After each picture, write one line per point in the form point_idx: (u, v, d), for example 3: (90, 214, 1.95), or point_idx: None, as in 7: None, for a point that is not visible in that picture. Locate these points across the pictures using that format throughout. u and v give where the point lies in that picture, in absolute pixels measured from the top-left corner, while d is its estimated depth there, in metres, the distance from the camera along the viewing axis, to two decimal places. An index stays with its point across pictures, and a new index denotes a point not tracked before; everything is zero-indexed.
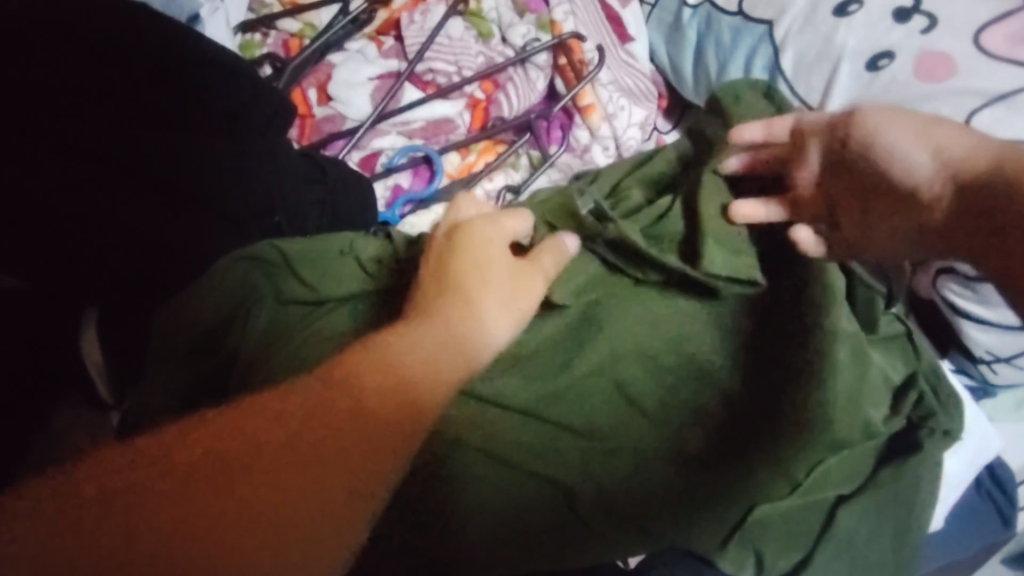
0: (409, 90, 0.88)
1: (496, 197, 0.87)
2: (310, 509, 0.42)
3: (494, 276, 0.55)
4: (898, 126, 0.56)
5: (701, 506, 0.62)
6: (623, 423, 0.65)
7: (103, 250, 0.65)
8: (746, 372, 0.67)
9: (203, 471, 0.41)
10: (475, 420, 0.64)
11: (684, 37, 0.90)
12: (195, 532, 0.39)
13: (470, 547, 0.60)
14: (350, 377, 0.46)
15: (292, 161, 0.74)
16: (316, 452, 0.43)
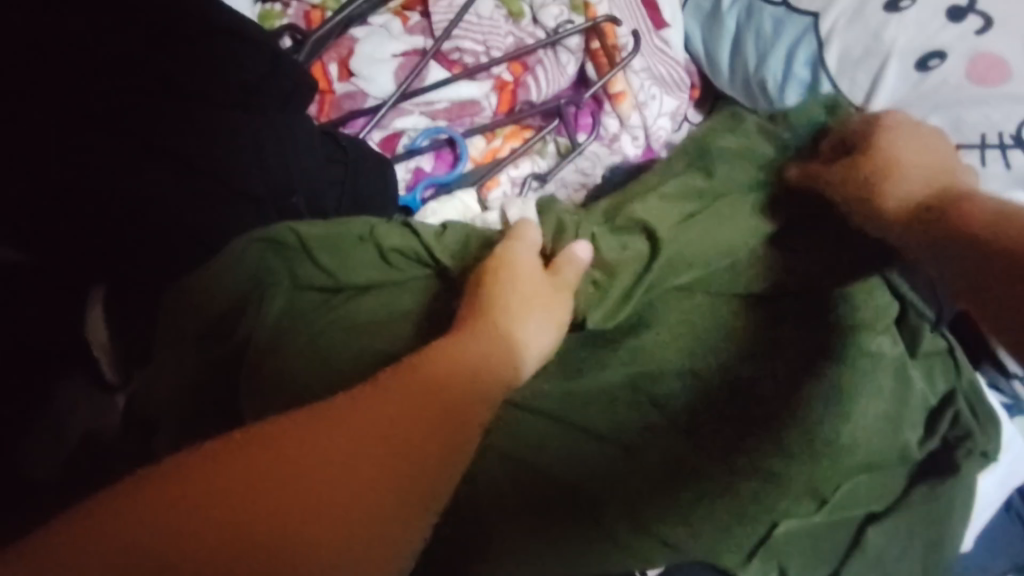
0: (434, 69, 0.83)
1: (521, 184, 0.84)
2: (355, 500, 0.36)
3: (528, 281, 0.55)
4: (918, 167, 0.59)
5: (727, 520, 0.59)
6: (654, 433, 0.62)
7: (115, 222, 0.65)
8: (775, 378, 0.64)
9: (242, 457, 0.36)
10: (505, 419, 0.63)
11: (723, 26, 0.86)
12: (230, 517, 0.34)
13: (501, 556, 0.58)
14: (403, 373, 0.43)
15: (313, 142, 0.71)
16: (364, 439, 0.38)
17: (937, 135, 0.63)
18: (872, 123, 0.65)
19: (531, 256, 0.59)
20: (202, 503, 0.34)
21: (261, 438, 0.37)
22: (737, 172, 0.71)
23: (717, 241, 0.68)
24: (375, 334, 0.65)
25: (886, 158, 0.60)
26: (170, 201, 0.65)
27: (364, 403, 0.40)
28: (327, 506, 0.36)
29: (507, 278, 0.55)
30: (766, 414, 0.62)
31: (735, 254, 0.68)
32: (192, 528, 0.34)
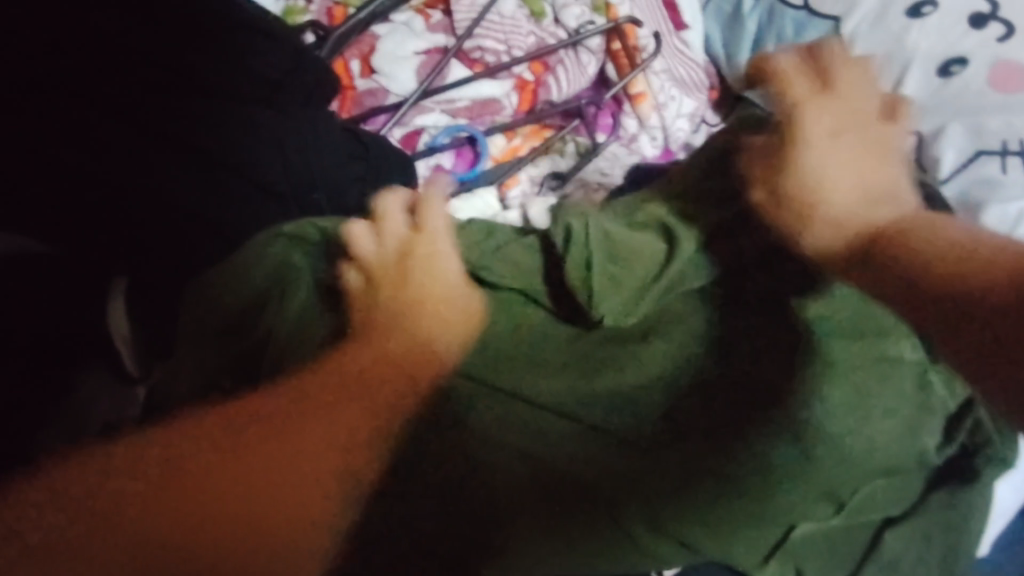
0: (455, 68, 0.83)
1: (541, 183, 0.83)
2: (276, 517, 0.48)
3: (434, 291, 0.61)
4: (865, 174, 0.50)
5: (748, 526, 0.60)
6: (677, 439, 0.62)
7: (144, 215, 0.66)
8: (798, 382, 0.62)
9: (183, 477, 0.47)
10: (520, 418, 0.63)
11: (743, 29, 0.86)
12: (179, 519, 0.46)
13: (511, 553, 0.59)
14: (326, 394, 0.54)
15: (337, 139, 0.71)
16: (293, 459, 0.50)
17: (863, 129, 0.51)
18: (819, 80, 0.53)
19: (444, 255, 0.63)
20: (170, 465, 0.48)
21: (216, 418, 0.51)
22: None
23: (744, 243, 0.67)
24: None
25: (791, 157, 0.51)
26: (189, 191, 0.66)
27: (285, 423, 0.51)
28: (252, 521, 0.47)
29: (421, 296, 0.61)
30: (795, 427, 0.60)
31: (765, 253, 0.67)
32: (154, 484, 0.47)
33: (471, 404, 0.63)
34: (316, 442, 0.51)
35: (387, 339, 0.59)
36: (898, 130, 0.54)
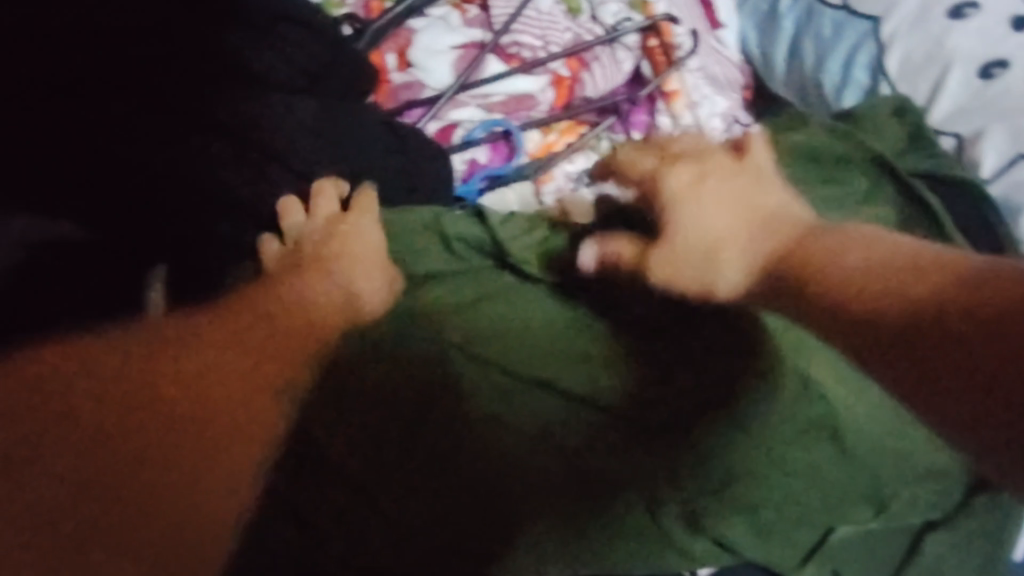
0: (491, 63, 0.83)
1: (577, 180, 0.82)
2: (199, 469, 0.46)
3: (352, 251, 0.64)
4: (733, 223, 0.54)
5: (784, 526, 0.61)
6: (722, 444, 0.62)
7: (193, 205, 0.67)
8: (814, 398, 0.63)
9: (90, 403, 0.46)
10: (546, 407, 0.65)
11: (780, 28, 0.86)
12: (87, 465, 0.43)
13: (532, 545, 0.60)
14: (182, 355, 0.50)
15: (380, 133, 0.71)
16: (140, 406, 0.47)
17: (724, 182, 0.56)
18: (666, 167, 0.58)
19: (365, 228, 0.66)
20: (87, 379, 0.47)
21: (161, 330, 0.52)
22: (806, 172, 0.70)
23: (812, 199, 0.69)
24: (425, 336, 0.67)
25: (672, 223, 0.55)
26: (229, 180, 0.67)
27: (217, 363, 0.51)
28: (143, 471, 0.44)
29: (340, 256, 0.64)
30: (833, 428, 0.63)
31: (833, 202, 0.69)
32: (101, 420, 0.45)
33: (507, 399, 0.65)
34: (209, 364, 0.51)
35: (303, 300, 0.60)
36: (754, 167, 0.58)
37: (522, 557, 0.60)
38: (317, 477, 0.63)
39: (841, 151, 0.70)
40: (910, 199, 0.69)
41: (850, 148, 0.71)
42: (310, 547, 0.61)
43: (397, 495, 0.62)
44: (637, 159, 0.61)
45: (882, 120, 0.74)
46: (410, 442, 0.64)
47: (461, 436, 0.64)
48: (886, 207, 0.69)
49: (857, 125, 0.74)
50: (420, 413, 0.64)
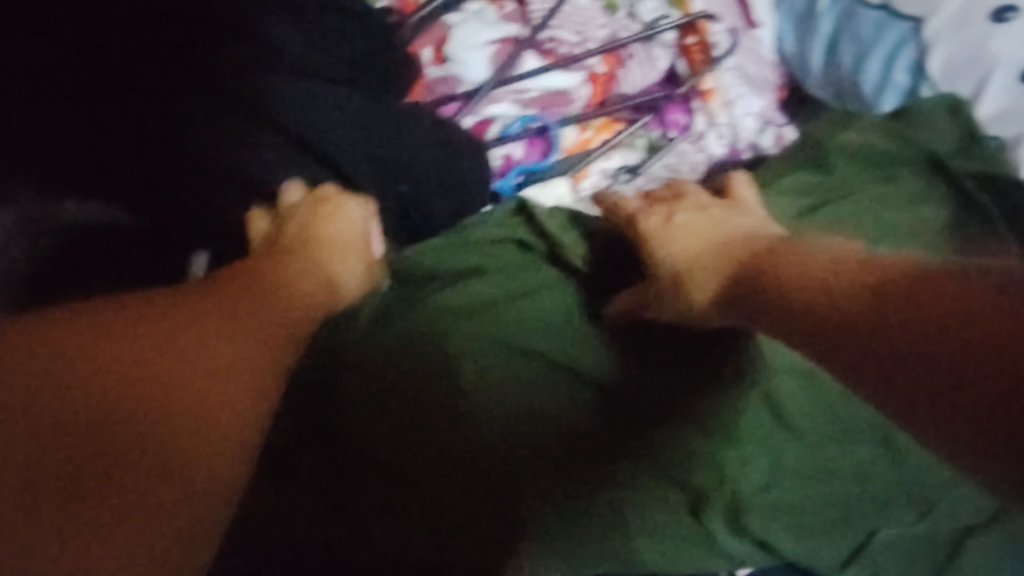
0: (528, 59, 0.83)
1: (613, 176, 0.83)
2: (208, 438, 0.43)
3: (326, 238, 0.62)
4: (701, 247, 0.59)
5: (825, 527, 0.61)
6: (769, 439, 0.63)
7: (238, 193, 0.67)
8: (858, 408, 0.64)
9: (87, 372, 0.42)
10: (578, 400, 0.64)
11: (818, 27, 0.85)
12: (92, 441, 0.39)
13: (569, 545, 0.60)
14: (183, 321, 0.47)
15: (420, 125, 0.69)
16: (139, 375, 0.43)
17: (699, 221, 0.61)
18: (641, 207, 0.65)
19: (351, 222, 0.63)
20: (41, 378, 0.41)
21: (124, 318, 0.46)
22: (857, 172, 0.72)
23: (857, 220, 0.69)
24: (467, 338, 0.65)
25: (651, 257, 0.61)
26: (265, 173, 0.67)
27: (215, 331, 0.48)
28: (149, 446, 0.41)
29: (318, 241, 0.61)
30: (881, 431, 0.64)
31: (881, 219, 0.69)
32: (100, 391, 0.41)
33: (545, 390, 0.64)
34: (187, 351, 0.46)
35: (281, 281, 0.57)
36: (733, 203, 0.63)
37: (528, 544, 0.60)
38: (337, 462, 0.62)
39: (893, 152, 0.72)
40: (960, 202, 0.71)
41: (898, 153, 0.72)
42: (344, 531, 0.60)
43: (423, 477, 0.61)
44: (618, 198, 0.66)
45: (933, 121, 0.73)
46: (440, 437, 0.62)
47: (479, 429, 0.63)
48: (938, 208, 0.70)
49: (909, 124, 0.73)
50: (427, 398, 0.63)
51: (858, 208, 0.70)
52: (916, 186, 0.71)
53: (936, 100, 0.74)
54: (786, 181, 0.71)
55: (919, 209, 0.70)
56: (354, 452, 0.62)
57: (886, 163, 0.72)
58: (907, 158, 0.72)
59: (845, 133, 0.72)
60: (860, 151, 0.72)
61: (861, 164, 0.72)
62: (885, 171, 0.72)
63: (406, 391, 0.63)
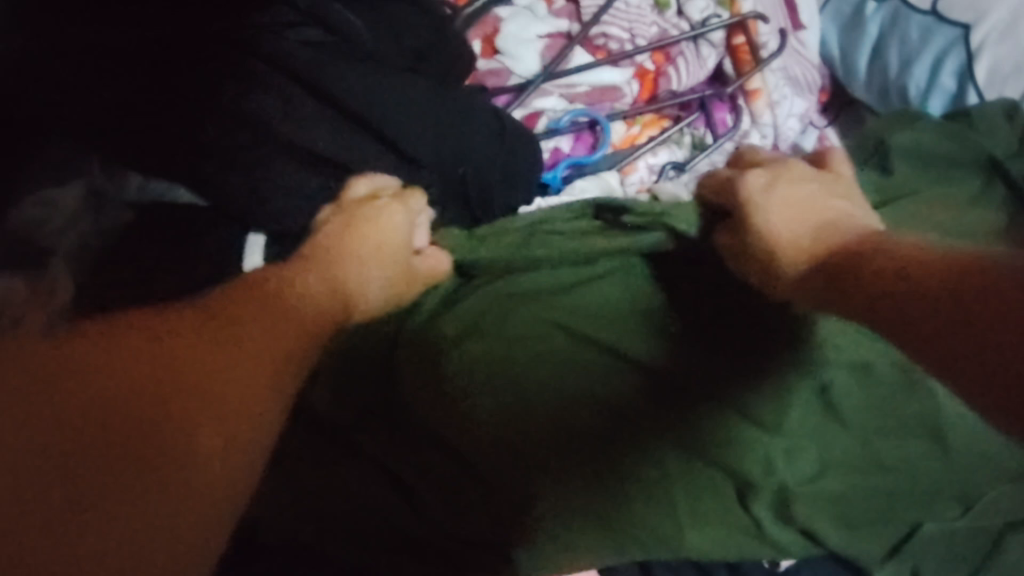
0: (579, 53, 0.84)
1: (659, 172, 0.83)
2: (228, 444, 0.42)
3: (368, 247, 0.57)
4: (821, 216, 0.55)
5: (870, 520, 0.63)
6: (821, 431, 0.64)
7: (285, 175, 0.65)
8: (919, 399, 0.65)
9: (122, 372, 0.41)
10: (624, 385, 0.65)
11: (865, 32, 0.87)
12: (125, 441, 0.39)
13: (630, 526, 0.61)
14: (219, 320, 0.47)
15: (486, 114, 0.69)
16: (171, 376, 0.42)
17: (822, 198, 0.57)
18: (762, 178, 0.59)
19: (398, 224, 0.59)
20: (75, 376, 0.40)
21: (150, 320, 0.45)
22: (916, 172, 0.73)
23: (925, 216, 0.69)
24: (528, 324, 0.67)
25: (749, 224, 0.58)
26: (333, 156, 0.65)
27: (247, 329, 0.47)
28: (183, 454, 0.40)
29: (360, 247, 0.57)
30: (934, 427, 0.65)
31: (945, 216, 0.70)
32: (135, 390, 0.41)
33: (597, 376, 0.65)
34: (221, 351, 0.45)
35: (308, 286, 0.54)
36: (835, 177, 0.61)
37: (570, 518, 0.61)
38: (394, 438, 0.65)
39: (950, 154, 0.73)
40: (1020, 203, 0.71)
41: (953, 157, 0.73)
42: (402, 500, 0.63)
43: (476, 451, 0.63)
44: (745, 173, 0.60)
45: (990, 123, 0.75)
46: (492, 421, 0.63)
47: (530, 407, 0.64)
48: (994, 209, 0.71)
49: (970, 127, 0.75)
50: (477, 381, 0.65)
51: (917, 207, 0.70)
52: (976, 187, 0.73)
53: (995, 105, 0.76)
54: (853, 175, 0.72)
55: (978, 209, 0.71)
56: (410, 425, 0.65)
57: (946, 165, 0.73)
58: (960, 161, 0.73)
59: (899, 134, 0.74)
60: (920, 150, 0.73)
61: (919, 163, 0.73)
62: (943, 174, 0.73)
63: (461, 372, 0.65)
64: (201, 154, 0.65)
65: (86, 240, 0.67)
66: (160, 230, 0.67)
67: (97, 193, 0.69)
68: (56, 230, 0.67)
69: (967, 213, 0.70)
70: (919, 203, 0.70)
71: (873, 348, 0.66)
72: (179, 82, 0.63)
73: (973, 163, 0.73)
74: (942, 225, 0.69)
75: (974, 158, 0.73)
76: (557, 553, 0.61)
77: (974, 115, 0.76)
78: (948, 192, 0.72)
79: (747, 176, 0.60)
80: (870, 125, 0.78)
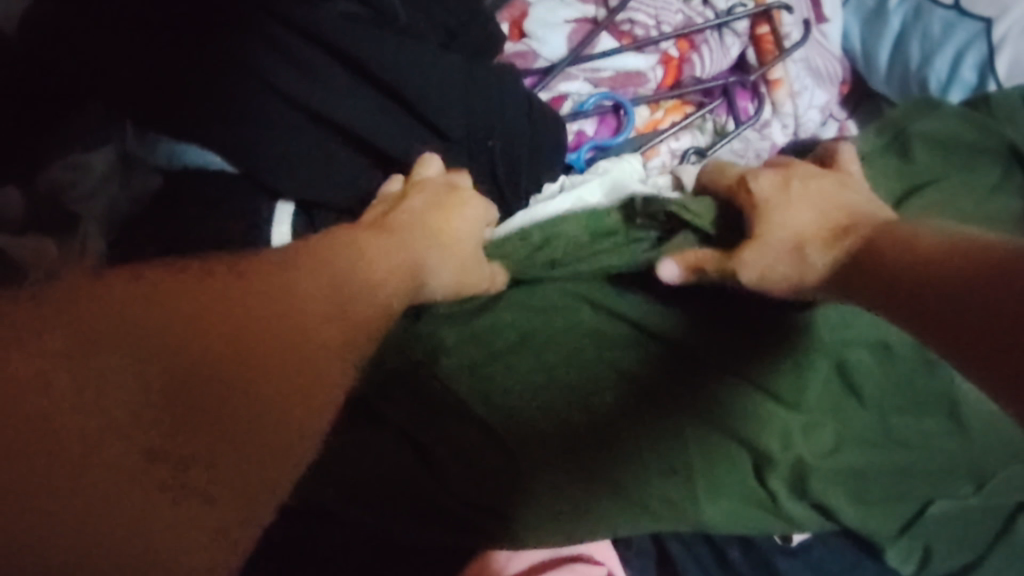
0: (605, 39, 0.85)
1: (681, 156, 0.85)
2: (295, 407, 0.44)
3: (441, 225, 0.61)
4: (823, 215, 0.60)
5: (886, 497, 0.65)
6: (840, 408, 0.65)
7: (305, 142, 0.63)
8: (935, 377, 0.67)
9: (202, 335, 0.42)
10: (644, 359, 0.66)
11: (887, 25, 0.88)
12: (204, 406, 0.40)
13: (647, 493, 0.63)
14: (283, 284, 0.48)
15: (517, 91, 0.70)
16: (240, 346, 0.43)
17: (822, 198, 0.62)
18: (764, 180, 0.64)
19: (466, 218, 0.62)
20: (156, 341, 0.40)
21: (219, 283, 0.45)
22: (938, 159, 0.74)
23: (944, 203, 0.71)
24: (548, 297, 0.68)
25: (766, 219, 0.62)
26: (364, 126, 0.64)
27: (311, 294, 0.49)
28: (253, 420, 0.42)
29: (437, 227, 0.61)
30: (950, 406, 0.67)
31: (966, 204, 0.71)
32: (211, 354, 0.42)
33: (621, 346, 0.67)
34: (287, 314, 0.47)
35: (388, 262, 0.56)
36: (842, 176, 0.65)
37: (587, 492, 0.62)
38: (417, 403, 0.65)
39: (971, 142, 0.74)
40: None
41: (973, 146, 0.74)
42: (421, 466, 0.63)
43: (502, 421, 0.64)
44: (753, 172, 0.66)
45: (1011, 113, 0.76)
46: (512, 391, 0.65)
47: (552, 380, 0.65)
48: (1010, 198, 0.73)
49: (991, 116, 0.76)
50: (502, 349, 0.66)
51: (940, 193, 0.71)
52: (996, 176, 0.74)
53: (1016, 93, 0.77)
54: (878, 163, 0.74)
55: (995, 196, 0.73)
56: (435, 394, 0.65)
57: (965, 153, 0.74)
58: (979, 148, 0.74)
59: (920, 121, 0.75)
60: (934, 137, 0.74)
61: (936, 150, 0.74)
62: (965, 161, 0.74)
63: (484, 341, 0.66)
64: (229, 116, 0.61)
65: (117, 207, 0.64)
66: (178, 195, 0.63)
67: (128, 157, 0.65)
68: (86, 194, 0.63)
69: (987, 202, 0.72)
70: (943, 190, 0.72)
71: (888, 333, 0.67)
72: (205, 44, 0.61)
73: (994, 150, 0.74)
74: (965, 213, 0.71)
75: (993, 146, 0.74)
76: (575, 523, 0.62)
77: (996, 104, 0.77)
78: (971, 179, 0.73)
79: (754, 177, 0.65)
80: (891, 111, 0.79)
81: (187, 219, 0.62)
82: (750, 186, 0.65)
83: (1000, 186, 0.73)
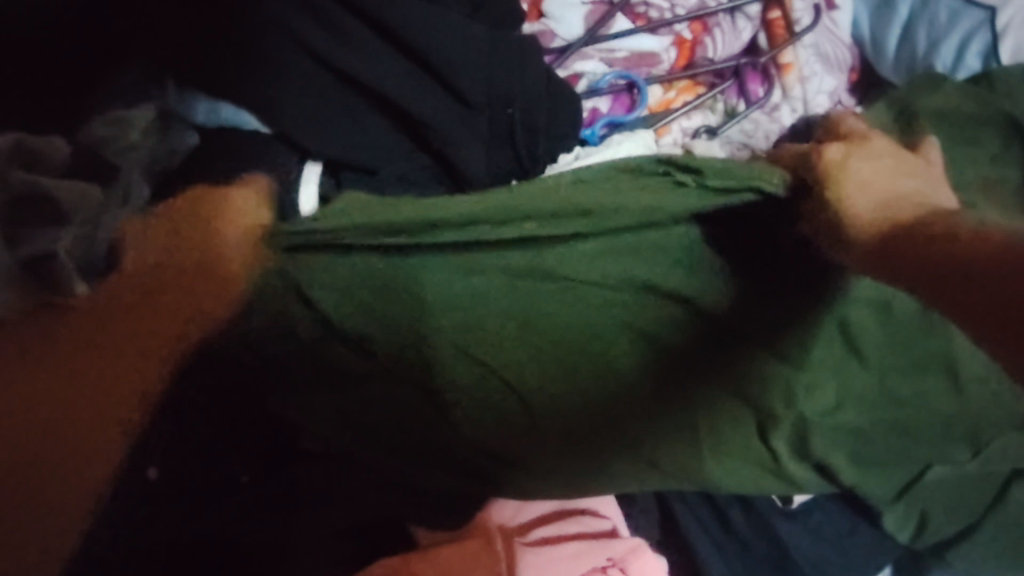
0: (620, 20, 0.87)
1: (692, 135, 0.87)
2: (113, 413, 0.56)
3: (216, 233, 0.58)
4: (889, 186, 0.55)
5: (886, 465, 0.70)
6: (842, 368, 0.67)
7: (327, 101, 0.64)
8: (934, 341, 0.69)
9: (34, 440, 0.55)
10: (661, 331, 0.64)
11: (895, 12, 0.92)
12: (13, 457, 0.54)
13: (654, 452, 0.65)
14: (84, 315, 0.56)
15: (538, 62, 0.73)
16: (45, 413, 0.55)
17: (892, 172, 0.57)
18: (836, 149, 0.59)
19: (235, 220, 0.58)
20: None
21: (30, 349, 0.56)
22: (943, 134, 0.77)
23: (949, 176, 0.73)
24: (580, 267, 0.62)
25: (833, 185, 0.57)
26: (387, 86, 0.65)
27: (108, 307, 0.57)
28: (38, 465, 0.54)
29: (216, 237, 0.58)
30: (947, 367, 0.70)
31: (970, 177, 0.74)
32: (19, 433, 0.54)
33: (641, 309, 0.63)
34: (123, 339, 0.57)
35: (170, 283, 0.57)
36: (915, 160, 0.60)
37: (597, 449, 0.65)
38: (419, 369, 0.61)
39: (973, 119, 0.78)
40: None
41: (974, 123, 0.78)
42: (433, 416, 0.62)
43: (522, 386, 0.62)
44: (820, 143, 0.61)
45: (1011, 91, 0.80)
46: (534, 356, 0.62)
47: (565, 348, 0.62)
48: (1008, 168, 0.76)
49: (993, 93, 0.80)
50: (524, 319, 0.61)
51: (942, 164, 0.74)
52: (995, 151, 0.77)
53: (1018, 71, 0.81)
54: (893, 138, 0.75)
55: (995, 166, 0.76)
56: (437, 370, 0.61)
57: (965, 129, 0.78)
58: (980, 121, 0.78)
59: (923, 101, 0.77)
60: (940, 114, 0.77)
61: (941, 126, 0.77)
62: (965, 137, 0.77)
63: (487, 309, 0.61)
64: (260, 73, 0.62)
65: (156, 160, 0.63)
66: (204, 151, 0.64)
67: (166, 114, 0.64)
68: (122, 149, 0.61)
69: (987, 174, 0.75)
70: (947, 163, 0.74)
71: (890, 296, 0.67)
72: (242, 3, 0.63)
73: (993, 128, 0.78)
74: (969, 184, 0.73)
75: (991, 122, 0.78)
76: (581, 473, 0.66)
77: (998, 85, 0.80)
78: (972, 154, 0.76)
79: (818, 145, 0.60)
80: (893, 91, 0.81)
81: (232, 174, 0.62)
82: (814, 151, 0.60)
83: (1001, 161, 0.76)
